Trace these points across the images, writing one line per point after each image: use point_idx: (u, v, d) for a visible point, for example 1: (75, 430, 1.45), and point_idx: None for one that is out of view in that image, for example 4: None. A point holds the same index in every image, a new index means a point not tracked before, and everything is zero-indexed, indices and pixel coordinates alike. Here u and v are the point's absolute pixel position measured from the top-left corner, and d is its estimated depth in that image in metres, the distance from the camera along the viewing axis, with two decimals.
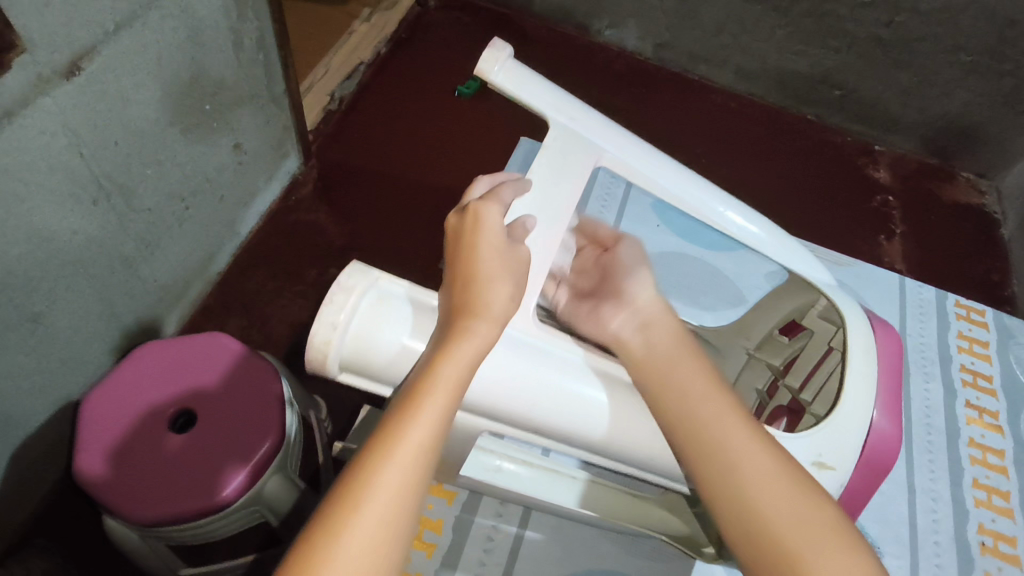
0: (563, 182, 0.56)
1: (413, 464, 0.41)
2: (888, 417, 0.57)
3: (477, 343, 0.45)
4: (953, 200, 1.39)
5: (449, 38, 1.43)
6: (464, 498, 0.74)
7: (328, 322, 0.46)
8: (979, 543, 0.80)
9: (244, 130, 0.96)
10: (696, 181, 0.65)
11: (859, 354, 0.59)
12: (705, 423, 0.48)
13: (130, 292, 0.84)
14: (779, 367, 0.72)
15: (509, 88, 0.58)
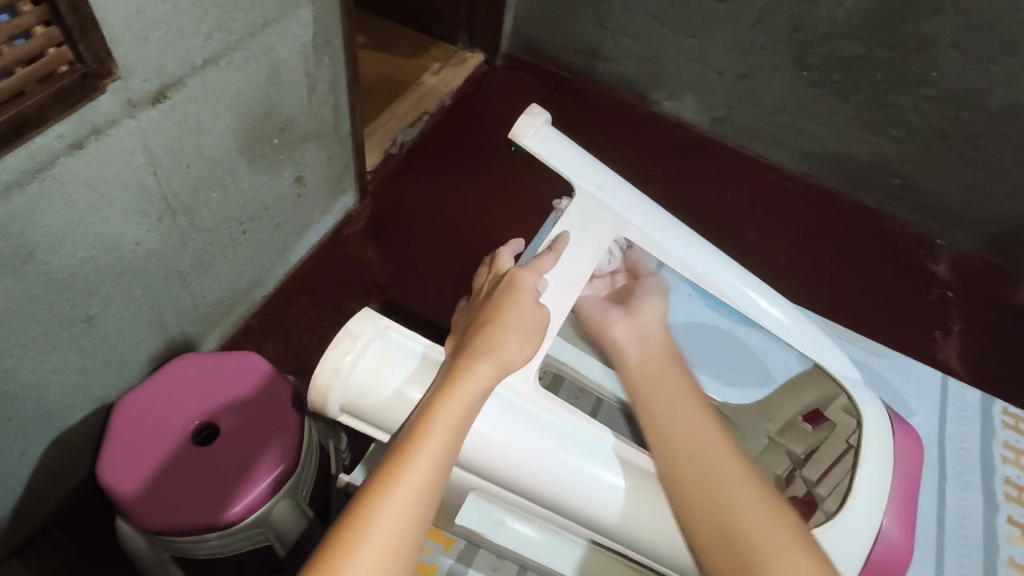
0: (584, 249, 0.57)
1: (414, 501, 0.41)
2: (895, 526, 0.55)
3: (483, 382, 0.46)
4: (1015, 303, 1.33)
5: (511, 97, 1.49)
6: (460, 548, 0.70)
7: (332, 366, 0.47)
8: None
9: (307, 165, 1.01)
10: (722, 262, 0.64)
11: (874, 452, 0.57)
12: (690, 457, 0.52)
13: (180, 305, 0.89)
14: (800, 456, 0.67)
15: (542, 154, 0.60)
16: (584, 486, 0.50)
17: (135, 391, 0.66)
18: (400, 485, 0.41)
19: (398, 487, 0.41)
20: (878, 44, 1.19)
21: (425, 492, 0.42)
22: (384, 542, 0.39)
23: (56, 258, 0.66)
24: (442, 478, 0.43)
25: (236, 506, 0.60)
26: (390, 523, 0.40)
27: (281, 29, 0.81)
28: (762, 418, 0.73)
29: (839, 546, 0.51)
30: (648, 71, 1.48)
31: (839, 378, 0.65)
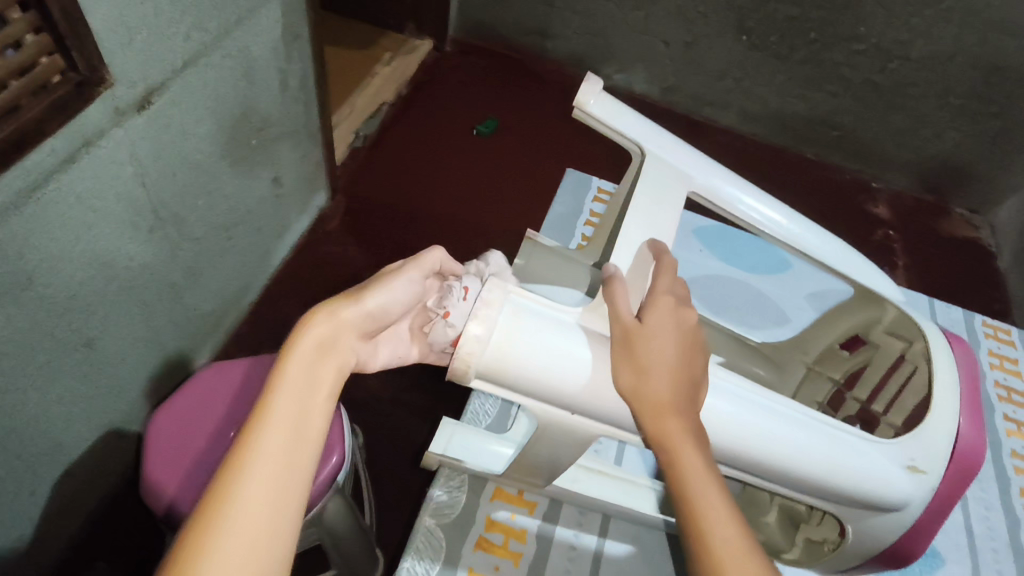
0: (662, 211, 0.52)
1: (283, 483, 0.36)
2: (974, 424, 0.54)
3: (334, 349, 0.41)
4: (951, 234, 1.45)
5: (465, 80, 1.49)
6: (545, 509, 0.65)
7: (474, 333, 0.42)
8: None
9: (283, 165, 0.99)
10: (798, 219, 0.59)
11: (942, 364, 0.56)
12: (649, 414, 0.42)
13: (174, 320, 0.85)
14: (840, 379, 0.67)
15: (605, 121, 0.55)
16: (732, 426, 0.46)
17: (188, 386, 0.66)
18: (259, 465, 0.35)
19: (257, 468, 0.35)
20: (810, 5, 1.27)
21: (292, 467, 0.36)
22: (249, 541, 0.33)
23: (55, 281, 0.63)
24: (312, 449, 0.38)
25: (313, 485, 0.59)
26: (255, 514, 0.34)
27: (253, 26, 0.78)
28: (796, 350, 0.71)
29: (927, 446, 0.52)
30: (596, 46, 1.51)
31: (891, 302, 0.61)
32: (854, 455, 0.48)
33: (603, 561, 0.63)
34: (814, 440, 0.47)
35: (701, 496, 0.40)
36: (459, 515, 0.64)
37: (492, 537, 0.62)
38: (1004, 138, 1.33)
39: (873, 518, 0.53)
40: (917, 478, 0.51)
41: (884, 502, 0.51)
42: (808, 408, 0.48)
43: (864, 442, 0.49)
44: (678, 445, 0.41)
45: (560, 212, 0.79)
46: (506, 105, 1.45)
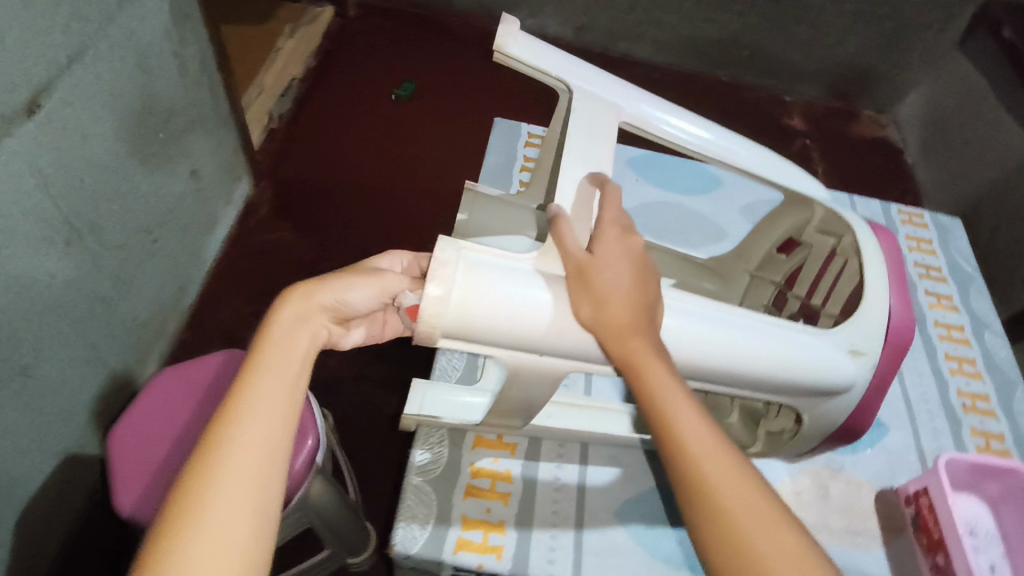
0: (598, 142, 0.52)
1: (260, 462, 0.37)
2: (903, 303, 0.56)
3: (307, 335, 0.43)
4: (862, 135, 1.53)
5: (375, 43, 1.43)
6: (526, 448, 0.62)
7: (434, 295, 0.42)
8: (961, 404, 0.68)
9: (198, 156, 0.94)
10: (726, 135, 0.61)
11: (869, 252, 0.58)
12: (615, 340, 0.44)
13: (111, 333, 0.82)
14: (781, 281, 0.69)
15: (526, 60, 0.53)
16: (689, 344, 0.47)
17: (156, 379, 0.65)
18: (236, 444, 0.37)
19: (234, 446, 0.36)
20: None
21: (271, 444, 0.37)
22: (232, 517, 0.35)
23: None
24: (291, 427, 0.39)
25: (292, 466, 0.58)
26: (235, 491, 0.35)
27: (137, 10, 0.73)
28: (738, 261, 0.73)
29: (866, 329, 0.54)
30: None
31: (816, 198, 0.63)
32: (800, 349, 0.51)
33: (589, 490, 0.60)
34: (761, 340, 0.49)
35: (677, 412, 0.41)
36: (443, 470, 0.60)
37: (479, 483, 0.59)
38: (898, 36, 1.40)
39: (824, 406, 0.54)
40: (860, 362, 0.53)
41: (830, 387, 0.53)
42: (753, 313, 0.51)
43: (807, 335, 0.52)
44: (645, 365, 0.43)
45: (495, 163, 0.78)
46: (421, 63, 1.41)
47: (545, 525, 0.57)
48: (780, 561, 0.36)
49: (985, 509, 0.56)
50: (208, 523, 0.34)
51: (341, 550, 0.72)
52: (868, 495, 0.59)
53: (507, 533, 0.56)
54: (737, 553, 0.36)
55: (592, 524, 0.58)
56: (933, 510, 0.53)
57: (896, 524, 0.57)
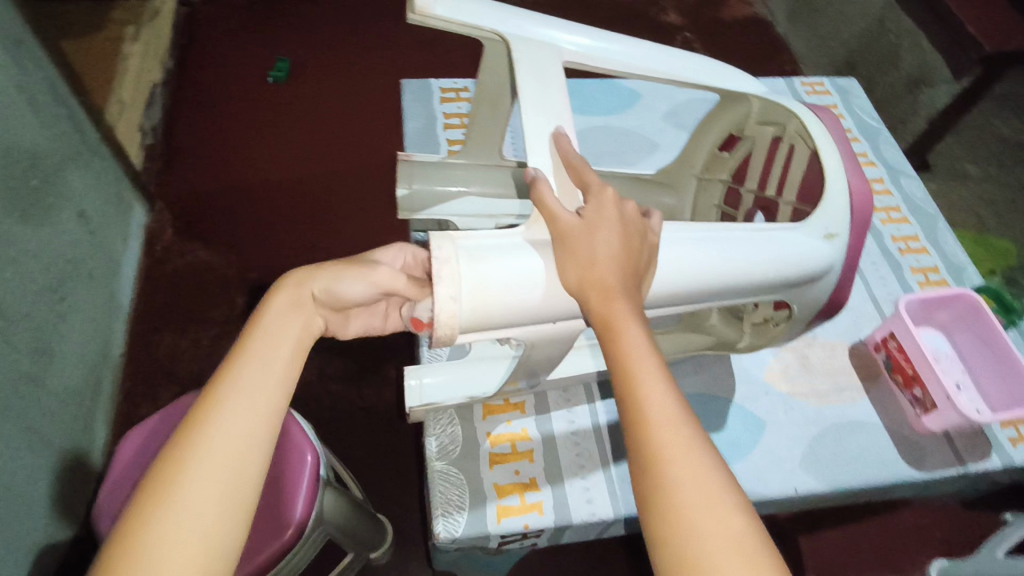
0: (550, 88, 0.47)
1: (228, 463, 0.35)
2: (859, 176, 0.52)
3: (298, 325, 0.41)
4: (735, 17, 1.58)
5: (234, 26, 1.31)
6: (534, 404, 0.59)
7: (447, 294, 0.39)
8: (898, 248, 0.71)
9: (80, 195, 0.85)
10: (649, 46, 0.53)
11: (818, 132, 0.53)
12: (595, 300, 0.39)
13: (48, 409, 0.75)
14: (730, 179, 0.64)
15: (449, 16, 0.47)
16: (679, 270, 0.44)
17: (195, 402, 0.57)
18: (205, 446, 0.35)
19: (199, 450, 0.34)
20: None
21: (247, 435, 0.36)
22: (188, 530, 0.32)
23: None
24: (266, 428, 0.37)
25: (301, 485, 0.56)
26: (193, 497, 0.33)
27: None
28: (684, 167, 0.67)
29: (833, 210, 0.50)
30: None
31: (753, 87, 0.57)
32: (775, 253, 0.47)
33: (604, 427, 0.58)
34: (747, 249, 0.46)
35: (646, 386, 0.35)
36: (462, 448, 0.56)
37: (501, 450, 0.56)
38: None
39: (801, 296, 0.51)
40: (835, 246, 0.50)
41: (805, 280, 0.49)
42: (739, 227, 0.47)
43: (779, 230, 0.48)
44: (623, 325, 0.37)
45: (415, 128, 0.75)
46: (289, 37, 1.30)
47: (575, 472, 0.56)
48: (725, 555, 0.30)
49: (940, 334, 0.62)
50: (184, 486, 0.33)
51: (363, 549, 0.71)
52: (844, 355, 0.63)
53: (543, 489, 0.54)
54: (680, 539, 0.31)
55: (619, 457, 0.57)
56: (903, 350, 0.58)
57: (873, 374, 0.62)
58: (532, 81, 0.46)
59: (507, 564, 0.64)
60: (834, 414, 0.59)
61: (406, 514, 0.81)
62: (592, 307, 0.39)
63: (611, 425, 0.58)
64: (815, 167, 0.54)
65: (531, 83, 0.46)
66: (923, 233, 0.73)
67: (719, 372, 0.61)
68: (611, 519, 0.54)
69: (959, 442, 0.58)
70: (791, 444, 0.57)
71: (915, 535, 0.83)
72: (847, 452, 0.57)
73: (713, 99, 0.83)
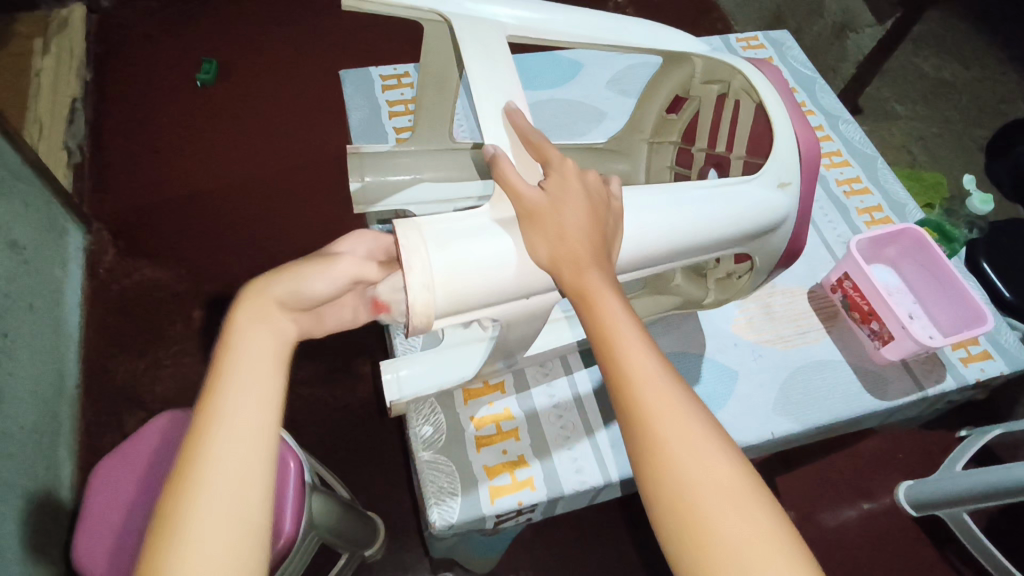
0: (496, 65, 0.46)
1: (236, 499, 0.30)
2: (805, 125, 0.53)
3: (271, 333, 0.36)
4: None
5: (152, 30, 1.24)
6: (514, 382, 0.59)
7: (420, 284, 0.39)
8: (844, 191, 0.74)
9: (10, 225, 0.81)
10: (589, 13, 0.53)
11: (762, 84, 0.54)
12: (569, 276, 0.39)
13: (7, 450, 0.72)
14: (680, 140, 0.65)
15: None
16: (643, 236, 0.44)
17: (175, 414, 0.55)
18: (204, 484, 0.30)
19: (197, 504, 0.29)
20: None
21: (252, 451, 0.31)
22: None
23: None
24: (266, 451, 0.32)
25: (288, 491, 0.55)
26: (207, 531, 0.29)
27: None
28: (632, 132, 0.68)
29: (784, 158, 0.51)
30: None
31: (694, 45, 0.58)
32: (734, 209, 0.48)
33: (584, 397, 0.59)
34: (706, 206, 0.47)
35: (628, 350, 0.36)
36: (448, 435, 0.56)
37: (486, 432, 0.56)
38: None
39: (762, 246, 0.53)
40: (789, 195, 0.51)
41: (764, 230, 0.51)
42: (695, 185, 0.48)
43: (735, 185, 0.49)
44: (599, 295, 0.38)
45: (360, 119, 0.73)
46: (213, 36, 1.25)
47: (562, 444, 0.56)
48: (720, 502, 0.31)
49: (888, 268, 0.65)
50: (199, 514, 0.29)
51: (358, 548, 0.71)
52: (803, 299, 0.66)
53: (532, 464, 0.55)
54: (669, 490, 0.32)
55: (602, 425, 0.58)
56: (857, 287, 0.61)
57: (830, 313, 0.64)
58: (477, 59, 0.46)
59: (504, 543, 0.65)
60: (800, 356, 0.62)
61: (395, 507, 0.81)
62: (569, 281, 0.39)
63: (591, 393, 0.59)
64: (761, 118, 0.55)
65: (476, 62, 0.46)
66: (866, 174, 0.75)
67: (689, 329, 0.63)
68: (602, 484, 0.55)
69: (916, 369, 0.61)
70: (762, 390, 0.59)
71: (881, 461, 0.87)
72: (817, 391, 0.59)
73: (654, 63, 0.84)
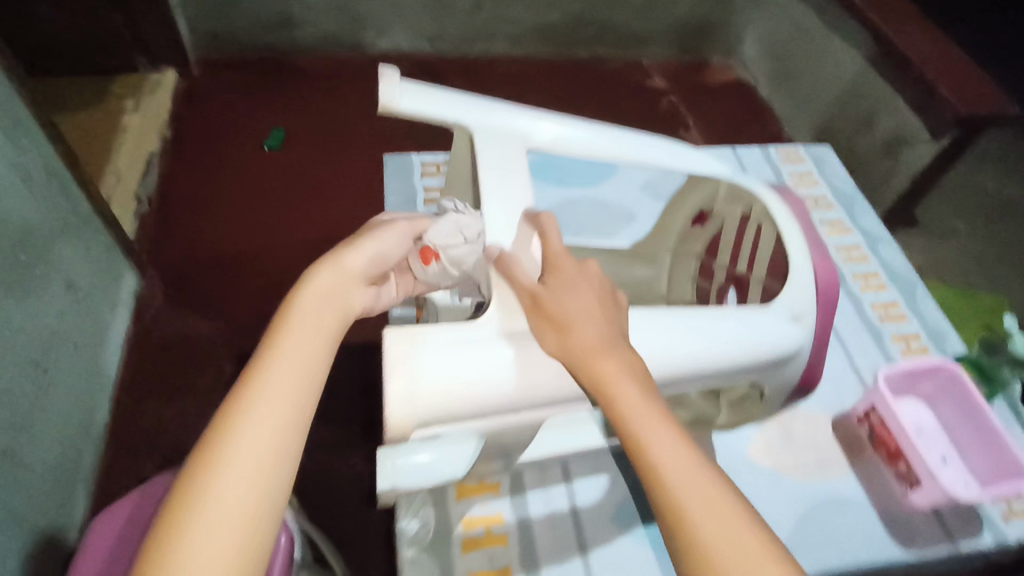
0: (512, 176, 0.56)
1: (257, 469, 0.39)
2: (823, 257, 0.58)
3: (321, 320, 0.46)
4: (717, 82, 1.64)
5: (233, 98, 1.35)
6: (508, 484, 0.65)
7: (400, 399, 0.44)
8: (879, 317, 0.77)
9: (70, 267, 0.86)
10: (608, 132, 0.63)
11: (780, 212, 0.59)
12: (585, 362, 0.43)
13: (24, 486, 0.73)
14: (703, 252, 0.69)
15: (411, 107, 0.56)
16: (676, 357, 0.48)
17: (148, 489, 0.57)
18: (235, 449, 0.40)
19: (227, 469, 0.39)
20: None
21: (280, 428, 0.41)
22: (229, 498, 0.38)
23: None
24: (292, 427, 0.41)
25: (274, 571, 0.54)
26: (232, 489, 0.38)
27: None
28: (659, 241, 0.72)
29: (799, 291, 0.54)
30: (348, 20, 1.41)
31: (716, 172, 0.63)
32: (752, 333, 0.51)
33: (576, 507, 0.64)
34: (723, 329, 0.50)
35: (648, 440, 0.40)
36: (437, 529, 0.61)
37: (475, 532, 0.61)
38: None
39: (773, 373, 0.55)
40: (803, 325, 0.53)
41: (777, 359, 0.53)
42: (715, 309, 0.51)
43: (751, 313, 0.52)
44: (615, 383, 0.42)
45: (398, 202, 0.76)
46: (286, 108, 1.35)
47: (547, 552, 0.61)
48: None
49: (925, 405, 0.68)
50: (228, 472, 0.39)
51: None
52: (827, 427, 0.67)
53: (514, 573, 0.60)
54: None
55: (589, 536, 0.62)
56: (886, 424, 0.63)
57: (856, 445, 0.66)
58: None
59: None
60: (821, 488, 0.62)
61: None
62: (581, 368, 0.43)
63: (583, 504, 0.64)
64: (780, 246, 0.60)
65: (492, 195, 0.54)
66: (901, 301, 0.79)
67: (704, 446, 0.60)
68: None
69: (949, 520, 0.61)
70: (787, 513, 0.61)
71: None
72: (838, 525, 0.60)
73: None
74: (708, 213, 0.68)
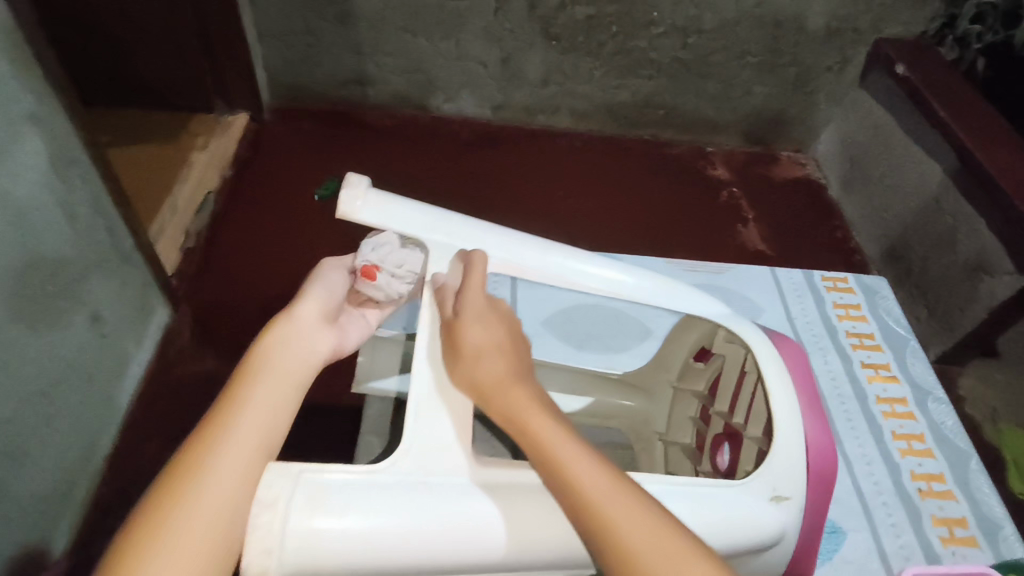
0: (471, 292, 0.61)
1: (217, 513, 0.40)
2: (817, 432, 0.62)
3: (286, 367, 0.49)
4: (786, 177, 1.57)
5: (295, 146, 1.41)
6: None
7: (259, 548, 0.43)
8: (918, 489, 0.83)
9: (100, 299, 0.89)
10: (573, 253, 0.67)
11: (773, 372, 0.64)
12: (528, 430, 0.47)
13: (6, 517, 0.73)
14: (703, 391, 0.77)
15: (375, 218, 0.60)
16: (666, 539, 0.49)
17: None
18: (196, 491, 0.40)
19: (185, 512, 0.39)
20: (603, 2, 1.30)
21: (244, 471, 0.42)
22: (191, 538, 0.38)
23: None
24: (254, 468, 0.43)
25: None
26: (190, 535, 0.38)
27: (6, 168, 0.69)
28: (661, 373, 0.83)
29: (785, 474, 0.57)
30: (418, 83, 1.45)
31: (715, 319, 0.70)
32: (734, 510, 0.53)
33: None
34: (704, 510, 0.52)
35: (593, 497, 0.43)
36: None
37: None
38: (802, 82, 1.46)
39: (762, 558, 0.58)
40: (784, 506, 0.56)
41: (767, 542, 0.55)
42: (695, 482, 0.54)
43: (730, 491, 0.54)
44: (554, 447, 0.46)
45: None
46: (342, 162, 1.39)
47: None
48: None
49: None
50: (188, 515, 0.39)
51: None
52: None
53: None
54: None
55: None
56: None
57: None
58: None
59: None
60: None
61: None
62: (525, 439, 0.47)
63: None
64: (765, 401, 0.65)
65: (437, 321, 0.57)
66: (946, 474, 0.85)
67: None
68: None
69: None
70: None
71: None
72: None
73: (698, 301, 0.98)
74: (710, 352, 0.76)
